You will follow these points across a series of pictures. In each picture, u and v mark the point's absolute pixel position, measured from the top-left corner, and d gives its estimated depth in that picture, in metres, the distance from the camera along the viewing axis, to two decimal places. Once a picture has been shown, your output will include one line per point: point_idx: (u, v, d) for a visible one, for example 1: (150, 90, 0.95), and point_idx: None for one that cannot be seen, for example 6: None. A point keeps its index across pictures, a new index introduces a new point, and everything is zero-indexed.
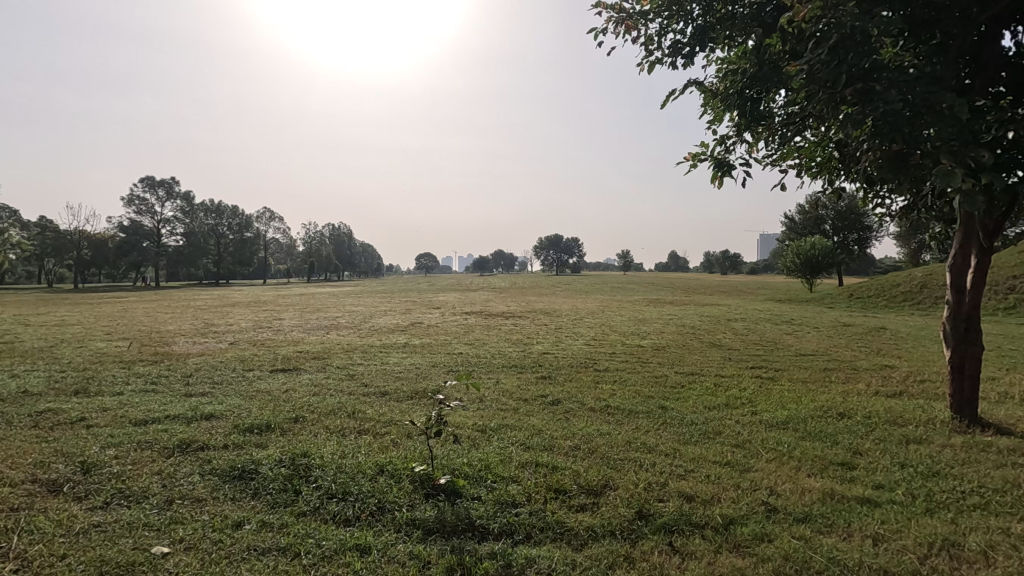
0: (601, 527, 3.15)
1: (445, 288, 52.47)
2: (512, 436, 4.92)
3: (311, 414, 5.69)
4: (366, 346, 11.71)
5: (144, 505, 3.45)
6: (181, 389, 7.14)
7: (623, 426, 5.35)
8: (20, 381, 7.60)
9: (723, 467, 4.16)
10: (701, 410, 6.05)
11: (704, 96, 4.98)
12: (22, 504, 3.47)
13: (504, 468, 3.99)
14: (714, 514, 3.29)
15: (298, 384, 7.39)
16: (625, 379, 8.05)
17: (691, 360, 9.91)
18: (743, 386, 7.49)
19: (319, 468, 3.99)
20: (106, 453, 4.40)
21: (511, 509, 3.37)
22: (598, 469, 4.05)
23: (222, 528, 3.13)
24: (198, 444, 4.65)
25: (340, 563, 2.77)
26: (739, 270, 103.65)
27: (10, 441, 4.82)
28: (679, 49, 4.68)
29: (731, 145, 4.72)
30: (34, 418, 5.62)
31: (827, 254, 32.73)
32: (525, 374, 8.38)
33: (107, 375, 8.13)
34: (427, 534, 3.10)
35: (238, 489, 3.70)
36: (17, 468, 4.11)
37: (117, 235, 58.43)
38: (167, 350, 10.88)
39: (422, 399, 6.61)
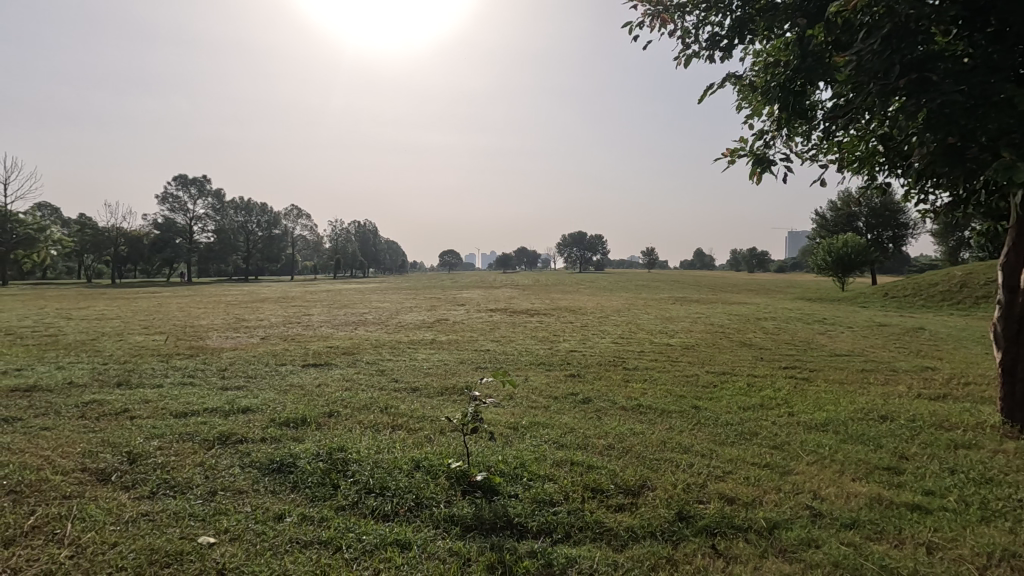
0: (641, 528, 3.11)
1: (467, 287, 46.97)
2: (544, 434, 4.90)
3: (345, 408, 5.76)
4: (394, 342, 11.84)
5: (189, 495, 3.53)
6: (217, 382, 7.30)
7: (657, 426, 5.27)
8: (66, 373, 7.87)
9: (761, 469, 4.07)
10: (735, 410, 5.94)
11: (742, 91, 4.81)
12: (74, 492, 3.58)
13: (538, 466, 3.97)
14: (757, 517, 3.21)
15: (330, 379, 7.49)
16: (655, 378, 7.95)
17: (723, 359, 9.75)
18: (778, 387, 7.33)
19: (356, 462, 4.03)
20: (150, 444, 4.52)
21: (549, 508, 3.34)
22: (634, 469, 4.00)
23: (264, 521, 3.18)
24: (236, 437, 4.74)
25: (382, 557, 2.79)
26: (767, 268, 101.59)
27: (60, 431, 4.99)
28: (717, 41, 4.54)
29: (770, 141, 4.51)
30: (81, 408, 5.82)
31: (861, 252, 31.82)
32: (553, 372, 8.37)
33: (147, 368, 8.37)
34: (465, 530, 3.10)
35: (278, 482, 3.75)
36: (67, 456, 4.25)
37: (152, 233, 60.15)
38: (202, 344, 11.15)
39: (452, 395, 6.63)
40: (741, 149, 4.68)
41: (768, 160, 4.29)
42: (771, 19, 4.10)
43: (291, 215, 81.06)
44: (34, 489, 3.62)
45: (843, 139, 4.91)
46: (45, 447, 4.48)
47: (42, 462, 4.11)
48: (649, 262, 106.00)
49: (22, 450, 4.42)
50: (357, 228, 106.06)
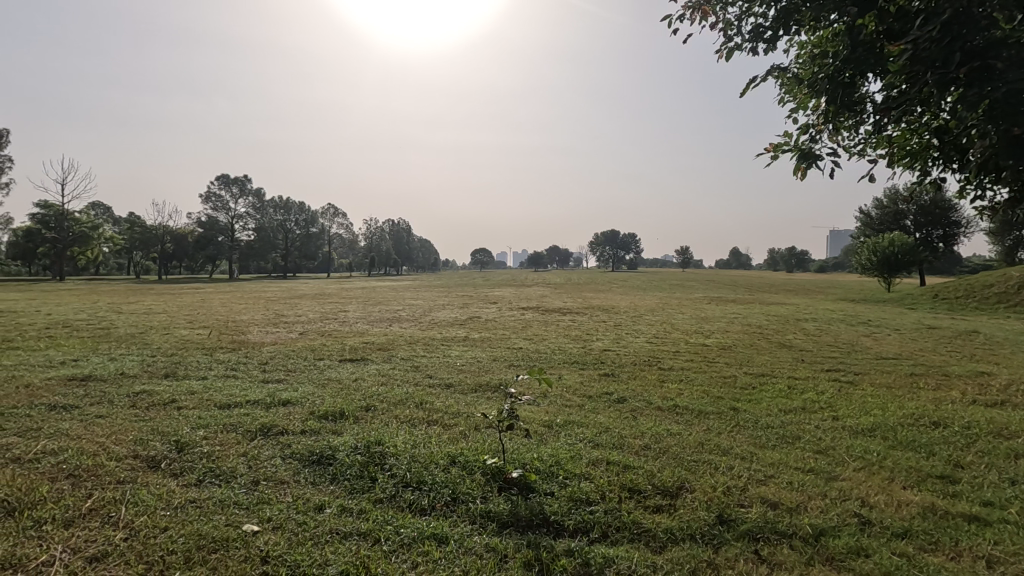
0: (680, 530, 3.05)
1: (491, 283, 44.67)
2: (579, 433, 4.86)
3: (381, 403, 5.83)
4: (427, 338, 11.96)
5: (233, 484, 3.64)
6: (259, 375, 7.53)
7: (694, 427, 5.18)
8: (118, 364, 8.23)
9: (806, 474, 3.93)
10: (776, 413, 5.78)
11: (787, 84, 4.61)
12: (127, 478, 3.74)
13: (574, 465, 3.93)
14: (802, 523, 3.11)
15: (366, 374, 7.60)
16: (691, 378, 7.80)
17: (761, 360, 9.50)
18: (820, 390, 7.09)
19: (393, 456, 4.08)
20: (196, 434, 4.67)
21: (586, 506, 3.31)
22: (671, 470, 3.93)
23: (305, 511, 3.24)
24: (278, 429, 4.86)
25: (419, 551, 2.81)
26: (807, 269, 98.50)
27: (114, 418, 5.23)
28: (760, 32, 4.34)
29: (816, 135, 4.28)
30: (133, 398, 6.08)
31: (908, 252, 30.47)
32: (587, 371, 8.29)
33: (192, 360, 8.67)
34: (502, 527, 3.11)
35: (318, 474, 3.83)
36: (121, 443, 4.44)
37: (196, 231, 62.39)
38: (243, 338, 11.53)
39: (486, 392, 6.65)
40: (785, 144, 4.45)
41: (814, 155, 4.04)
42: (818, 8, 3.90)
43: (327, 214, 82.90)
44: (91, 473, 3.80)
45: (893, 133, 4.64)
46: (99, 434, 4.69)
47: (98, 448, 4.31)
48: (683, 261, 104.05)
49: (79, 436, 4.64)
50: (391, 227, 107.53)
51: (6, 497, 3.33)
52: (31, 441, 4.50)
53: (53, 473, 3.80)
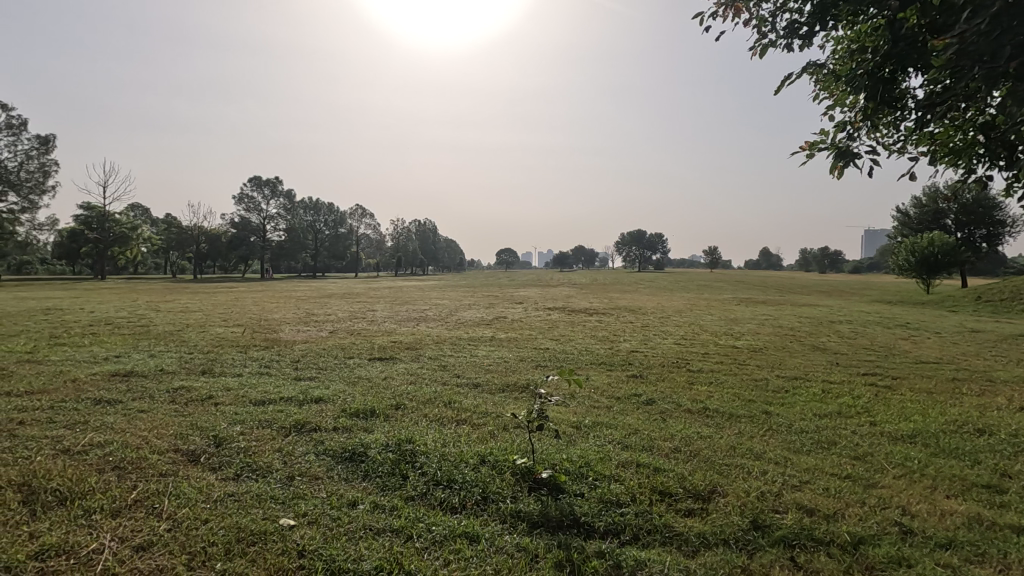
0: (713, 535, 3.01)
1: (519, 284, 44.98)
2: (608, 434, 4.84)
3: (410, 402, 5.90)
4: (454, 338, 12.05)
5: (269, 479, 3.74)
6: (291, 372, 7.70)
7: (725, 430, 5.10)
8: (158, 360, 8.51)
9: (842, 481, 3.84)
10: (810, 417, 5.64)
11: (823, 81, 4.49)
12: (169, 471, 3.88)
13: (604, 467, 3.92)
14: (840, 530, 3.04)
15: (396, 373, 7.71)
16: (720, 381, 7.67)
17: (794, 363, 9.28)
18: (856, 394, 6.90)
19: (424, 454, 4.13)
20: (233, 430, 4.80)
21: (616, 508, 3.30)
22: (702, 473, 3.88)
23: (339, 507, 3.31)
24: (311, 426, 4.97)
25: (451, 549, 2.84)
26: (840, 269, 95.86)
27: (155, 413, 5.41)
28: (796, 28, 4.24)
29: (854, 132, 4.14)
30: (172, 393, 6.28)
31: (949, 252, 29.40)
32: (615, 372, 8.23)
33: (228, 358, 8.92)
34: (532, 527, 3.12)
35: (350, 471, 3.90)
36: (162, 438, 4.60)
37: (229, 232, 64.08)
38: (275, 336, 11.78)
39: (514, 392, 6.67)
40: (820, 142, 4.32)
41: (852, 153, 3.92)
42: (857, 2, 3.78)
43: (355, 215, 84.29)
44: (135, 465, 3.95)
45: (936, 129, 4.46)
46: (142, 428, 4.87)
47: (141, 442, 4.47)
48: (711, 262, 102.41)
49: (123, 430, 4.82)
50: (417, 227, 108.48)
51: (58, 486, 3.48)
52: (79, 434, 4.69)
53: (100, 464, 3.96)
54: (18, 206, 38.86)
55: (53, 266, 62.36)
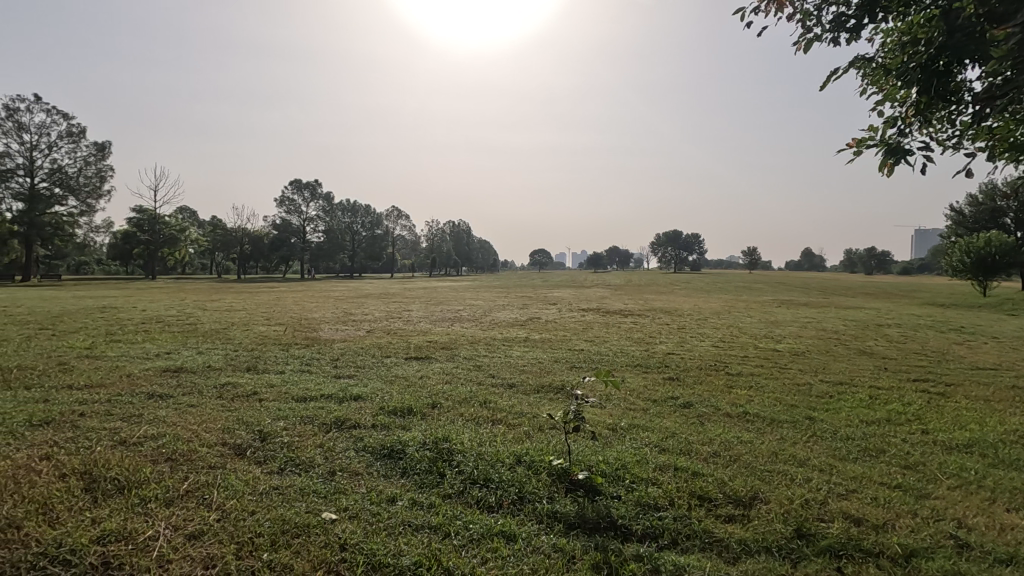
0: (754, 542, 2.95)
1: (555, 285, 45.39)
2: (645, 437, 4.78)
3: (446, 401, 5.96)
4: (489, 338, 12.12)
5: (311, 473, 3.85)
6: (330, 370, 7.90)
7: (767, 435, 4.98)
8: (206, 357, 8.86)
9: (891, 491, 3.69)
10: (856, 424, 5.44)
11: (872, 76, 4.32)
12: (217, 463, 4.03)
13: (641, 470, 3.88)
14: (890, 542, 2.93)
15: (432, 372, 7.81)
16: (761, 384, 7.48)
17: (839, 368, 8.97)
18: (907, 401, 6.61)
19: (460, 453, 4.17)
20: (277, 425, 4.96)
21: (654, 512, 3.26)
22: (743, 479, 3.80)
23: (379, 502, 3.38)
24: (351, 422, 5.09)
25: (488, 547, 2.86)
26: (888, 270, 92.03)
27: (204, 408, 5.64)
28: (842, 21, 4.10)
29: (905, 128, 3.97)
30: (219, 389, 6.54)
31: (1007, 253, 27.86)
32: (651, 374, 8.13)
33: (270, 355, 9.22)
34: (569, 528, 3.11)
35: (388, 467, 3.98)
36: (211, 431, 4.79)
37: (271, 234, 66.11)
38: (315, 335, 12.09)
39: (549, 393, 6.67)
40: (868, 139, 4.15)
41: (903, 150, 3.76)
42: None
43: (392, 217, 85.78)
44: (186, 457, 4.12)
45: (995, 123, 4.24)
46: (191, 422, 5.08)
47: (191, 435, 4.66)
48: (750, 263, 99.86)
49: (174, 423, 5.04)
50: (451, 228, 109.52)
51: (116, 475, 3.67)
52: (134, 426, 4.93)
53: (154, 456, 4.15)
54: (77, 209, 41.07)
55: (109, 266, 65.67)
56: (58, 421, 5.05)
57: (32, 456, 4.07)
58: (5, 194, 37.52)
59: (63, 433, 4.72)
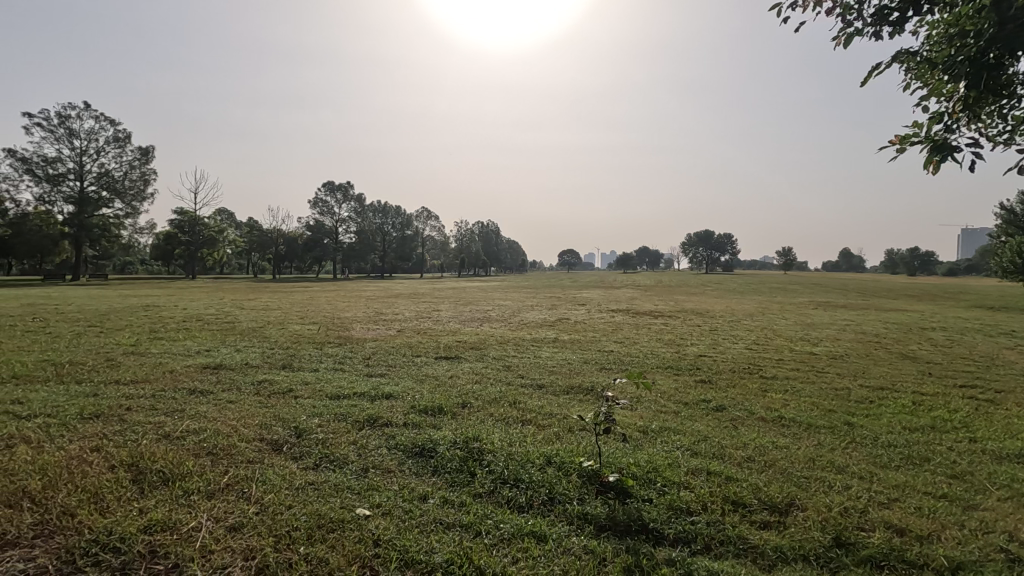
0: (790, 549, 2.88)
1: (584, 286, 45.43)
2: (677, 440, 4.72)
3: (476, 401, 6.01)
4: (518, 339, 12.14)
5: (345, 470, 3.93)
6: (363, 369, 8.05)
7: (804, 441, 4.85)
8: (243, 355, 9.12)
9: (937, 501, 3.55)
10: (898, 431, 5.26)
11: (917, 70, 4.15)
12: (256, 458, 4.16)
13: (673, 473, 3.83)
14: (935, 554, 2.83)
15: (462, 372, 7.86)
16: (797, 388, 7.29)
17: (880, 372, 8.66)
18: (953, 408, 6.34)
19: (491, 453, 4.19)
20: (312, 422, 5.09)
21: (686, 516, 3.22)
22: (779, 485, 3.71)
23: (411, 500, 3.43)
24: (383, 420, 5.17)
25: (519, 547, 2.88)
26: (932, 271, 88.43)
27: (242, 404, 5.82)
28: (885, 14, 3.96)
29: (951, 123, 3.80)
30: (257, 386, 6.74)
31: None
32: (683, 377, 8.01)
33: (305, 353, 9.44)
34: (599, 530, 3.10)
35: (420, 465, 4.03)
36: (249, 427, 4.94)
37: (305, 234, 67.59)
38: (347, 333, 12.34)
39: (579, 394, 6.65)
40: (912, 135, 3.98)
41: (950, 146, 3.59)
42: None
43: (422, 217, 86.71)
44: (226, 452, 4.26)
45: None
46: (231, 418, 5.24)
47: (231, 430, 4.82)
48: (785, 263, 97.33)
49: (215, 418, 5.22)
50: (480, 228, 109.99)
51: (161, 468, 3.82)
52: (177, 420, 5.13)
53: (196, 450, 4.31)
54: (123, 211, 42.78)
55: (152, 266, 68.32)
56: (107, 414, 5.29)
57: (84, 448, 4.27)
58: (57, 197, 39.40)
59: (111, 426, 4.94)
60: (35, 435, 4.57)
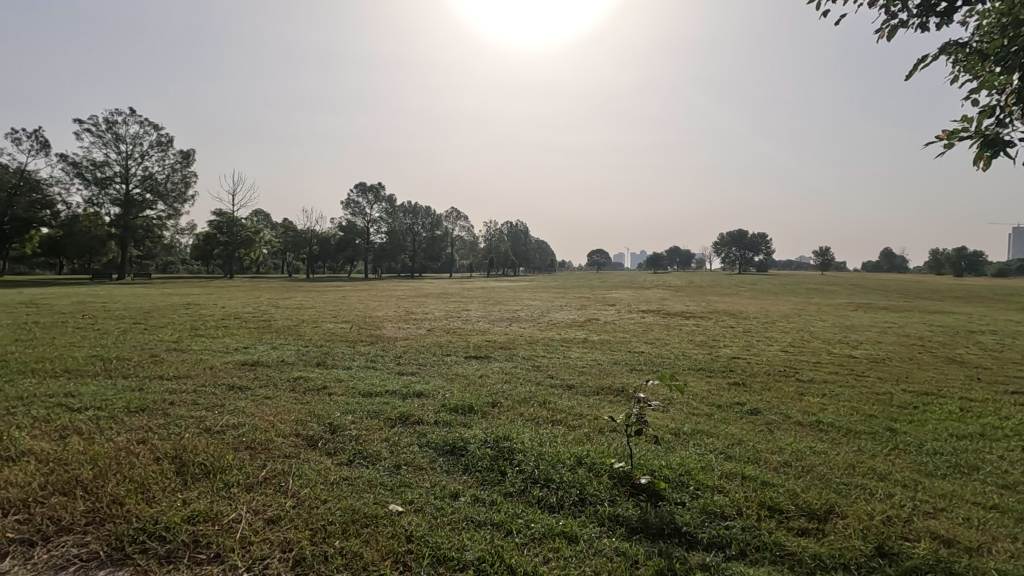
0: (830, 558, 2.80)
1: (613, 286, 45.04)
2: (709, 443, 4.64)
3: (506, 400, 6.02)
4: (547, 339, 12.11)
5: (378, 466, 3.99)
6: (394, 367, 8.16)
7: (843, 446, 4.71)
8: (279, 352, 9.36)
9: (987, 511, 3.40)
10: (945, 438, 5.05)
11: (967, 63, 3.97)
12: (292, 453, 4.26)
13: (706, 476, 3.77)
14: (986, 567, 2.71)
15: (491, 371, 7.90)
16: (835, 392, 7.08)
17: (924, 377, 8.34)
18: (1004, 415, 6.06)
19: (521, 452, 4.20)
20: (346, 419, 5.18)
21: (720, 521, 3.16)
22: (817, 491, 3.61)
23: (442, 497, 3.47)
24: (414, 418, 5.24)
25: (550, 547, 2.88)
26: (981, 272, 84.61)
27: (279, 400, 5.98)
28: (931, 5, 3.81)
29: (1004, 117, 3.62)
30: (292, 382, 6.91)
31: None
32: (716, 379, 7.87)
33: (338, 351, 9.63)
34: (631, 532, 3.08)
35: (451, 463, 4.07)
36: (286, 422, 5.07)
37: (337, 235, 68.90)
38: (379, 332, 12.53)
39: (609, 395, 6.61)
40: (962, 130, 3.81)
41: (1002, 141, 3.43)
42: None
43: (452, 217, 87.46)
44: (264, 446, 4.38)
45: None
46: (268, 413, 5.39)
47: (268, 425, 4.95)
48: (822, 263, 94.62)
49: (253, 414, 5.37)
50: (508, 228, 110.07)
51: (203, 461, 3.96)
52: (217, 415, 5.30)
53: (235, 444, 4.45)
54: (166, 213, 44.37)
55: (193, 265, 70.71)
56: (152, 408, 5.50)
57: (132, 439, 4.47)
58: (105, 199, 41.09)
59: (156, 419, 5.14)
60: (86, 427, 4.78)
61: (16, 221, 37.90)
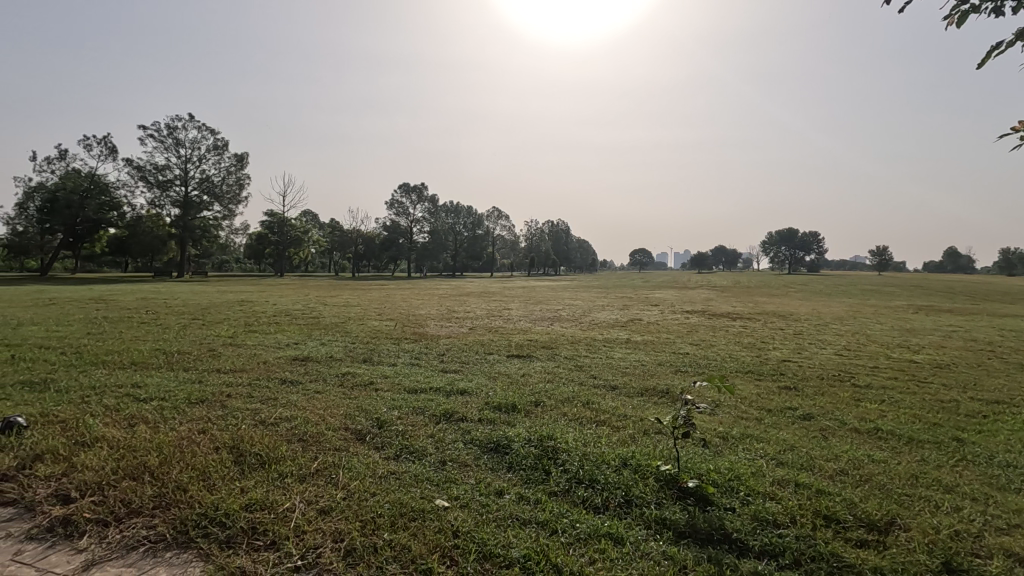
0: (892, 571, 2.68)
1: (656, 286, 44.45)
2: (759, 448, 4.51)
3: (549, 399, 6.01)
4: (589, 339, 12.03)
5: (424, 461, 4.06)
6: (437, 364, 8.28)
7: (905, 456, 4.47)
8: (327, 348, 9.65)
9: None
10: (1018, 449, 4.73)
11: None
12: (341, 446, 4.39)
13: (756, 482, 3.66)
14: None
15: (533, 370, 7.90)
16: (895, 399, 6.73)
17: (993, 384, 7.84)
18: None
19: (565, 452, 4.18)
20: (392, 414, 5.30)
21: (772, 528, 3.07)
22: (876, 502, 3.45)
23: (487, 494, 3.50)
24: (458, 415, 5.30)
25: (596, 548, 2.86)
26: None
27: (328, 395, 6.16)
28: None
29: None
30: (340, 378, 7.10)
31: None
32: (765, 382, 7.62)
33: (382, 348, 9.85)
34: (679, 536, 3.02)
35: (495, 461, 4.10)
36: (334, 416, 5.22)
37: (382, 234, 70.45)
38: (423, 330, 12.73)
39: (654, 396, 6.50)
40: None
41: None
42: None
43: (493, 217, 88.03)
44: (315, 439, 4.53)
45: None
46: (318, 407, 5.57)
47: (319, 418, 5.12)
48: (879, 262, 90.33)
49: (304, 407, 5.56)
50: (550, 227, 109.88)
51: (259, 451, 4.13)
52: (271, 408, 5.51)
53: (288, 435, 4.62)
54: (221, 213, 46.45)
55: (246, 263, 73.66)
56: (211, 400, 5.78)
57: (193, 429, 4.70)
58: (166, 201, 43.28)
59: (215, 410, 5.40)
60: (151, 416, 5.06)
61: (87, 221, 40.41)
